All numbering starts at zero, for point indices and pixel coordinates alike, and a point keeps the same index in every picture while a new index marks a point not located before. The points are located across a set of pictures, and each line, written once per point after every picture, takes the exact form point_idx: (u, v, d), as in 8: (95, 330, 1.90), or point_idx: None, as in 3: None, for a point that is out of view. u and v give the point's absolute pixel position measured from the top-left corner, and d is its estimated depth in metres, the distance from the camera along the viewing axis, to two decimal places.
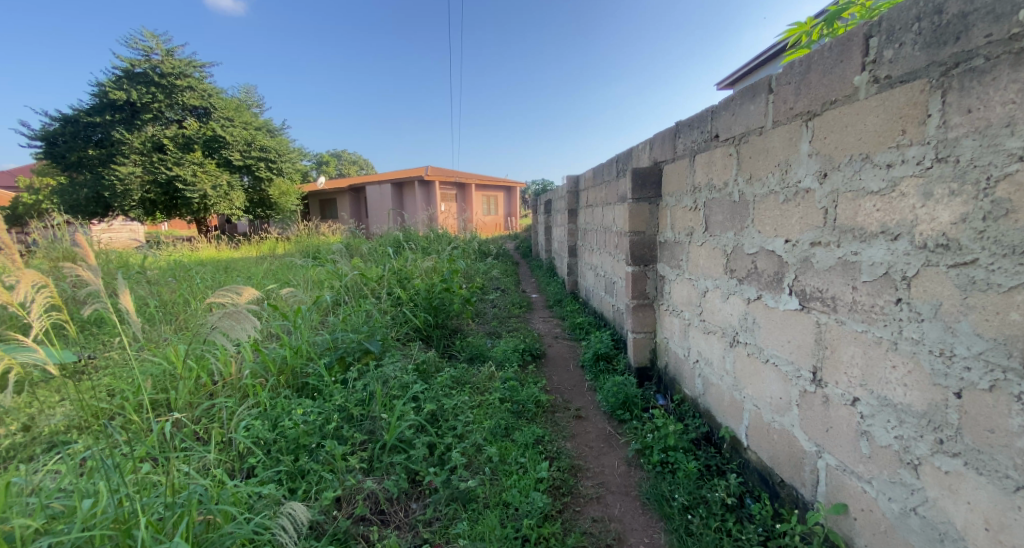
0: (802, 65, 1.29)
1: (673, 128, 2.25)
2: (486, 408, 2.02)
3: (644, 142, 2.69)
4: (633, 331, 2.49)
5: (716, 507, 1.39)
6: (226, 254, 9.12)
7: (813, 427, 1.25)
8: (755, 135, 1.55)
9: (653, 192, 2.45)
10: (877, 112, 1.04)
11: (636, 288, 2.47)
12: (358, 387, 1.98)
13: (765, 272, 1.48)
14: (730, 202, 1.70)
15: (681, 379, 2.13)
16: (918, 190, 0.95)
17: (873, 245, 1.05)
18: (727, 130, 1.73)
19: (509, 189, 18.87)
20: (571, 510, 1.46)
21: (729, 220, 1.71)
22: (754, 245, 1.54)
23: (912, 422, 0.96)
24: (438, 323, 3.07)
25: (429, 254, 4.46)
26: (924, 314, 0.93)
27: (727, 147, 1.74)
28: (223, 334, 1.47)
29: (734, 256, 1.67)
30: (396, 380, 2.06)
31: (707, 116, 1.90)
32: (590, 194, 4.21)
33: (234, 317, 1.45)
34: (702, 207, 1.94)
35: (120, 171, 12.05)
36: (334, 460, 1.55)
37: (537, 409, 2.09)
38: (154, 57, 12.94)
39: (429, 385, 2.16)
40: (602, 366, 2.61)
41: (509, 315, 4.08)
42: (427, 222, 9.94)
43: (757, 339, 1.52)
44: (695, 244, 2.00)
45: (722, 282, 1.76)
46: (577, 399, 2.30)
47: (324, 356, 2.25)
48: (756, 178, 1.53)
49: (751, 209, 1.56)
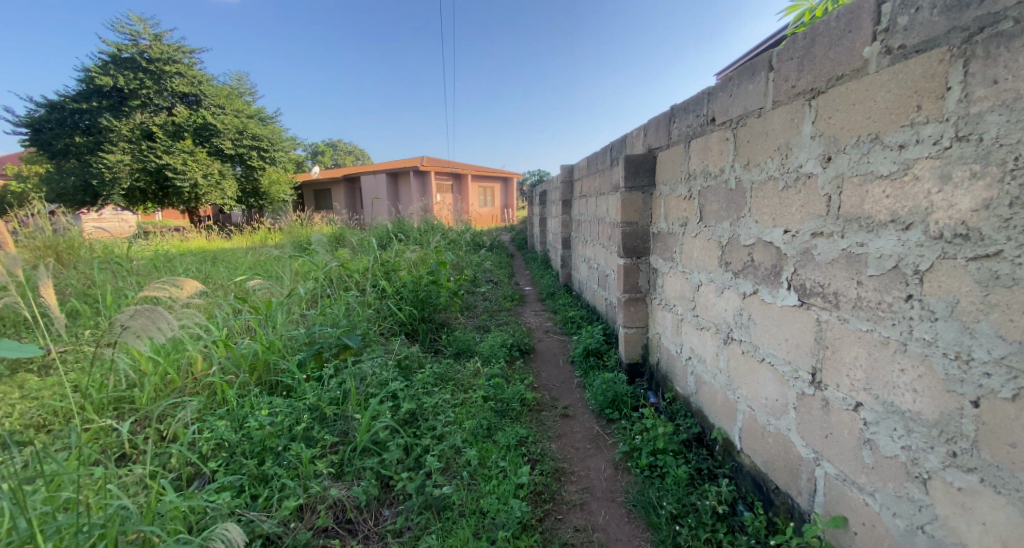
0: (805, 38, 1.18)
1: (668, 113, 2.14)
2: (468, 407, 1.92)
3: (638, 128, 2.57)
4: (624, 326, 2.39)
5: (707, 516, 1.30)
6: (215, 245, 8.99)
7: (810, 433, 1.16)
8: (753, 117, 1.44)
9: (646, 180, 2.34)
10: (889, 87, 0.93)
11: (628, 281, 2.38)
12: (332, 384, 1.88)
13: (762, 265, 1.38)
14: (726, 190, 1.60)
15: (673, 376, 2.04)
16: (934, 173, 0.85)
17: (880, 236, 0.95)
18: (724, 113, 1.62)
19: (506, 181, 18.67)
20: (553, 519, 1.38)
21: (725, 209, 1.61)
22: (751, 236, 1.43)
23: (921, 432, 0.87)
24: (424, 317, 2.98)
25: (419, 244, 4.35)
26: (939, 313, 0.83)
27: (723, 131, 1.63)
28: (137, 333, 1.37)
29: (730, 248, 1.57)
30: (374, 377, 1.97)
31: (703, 98, 1.78)
32: (584, 184, 4.09)
33: (148, 315, 1.33)
34: (696, 196, 1.84)
35: (108, 159, 11.82)
36: (301, 464, 1.45)
37: (521, 408, 2.00)
38: (141, 42, 12.65)
39: (410, 383, 2.06)
40: (592, 362, 2.52)
41: (501, 308, 3.99)
42: (420, 213, 9.80)
43: (752, 337, 1.42)
44: (690, 236, 1.89)
45: (717, 275, 1.66)
46: (565, 396, 2.21)
47: (300, 350, 2.15)
48: (754, 163, 1.42)
49: (748, 198, 1.45)
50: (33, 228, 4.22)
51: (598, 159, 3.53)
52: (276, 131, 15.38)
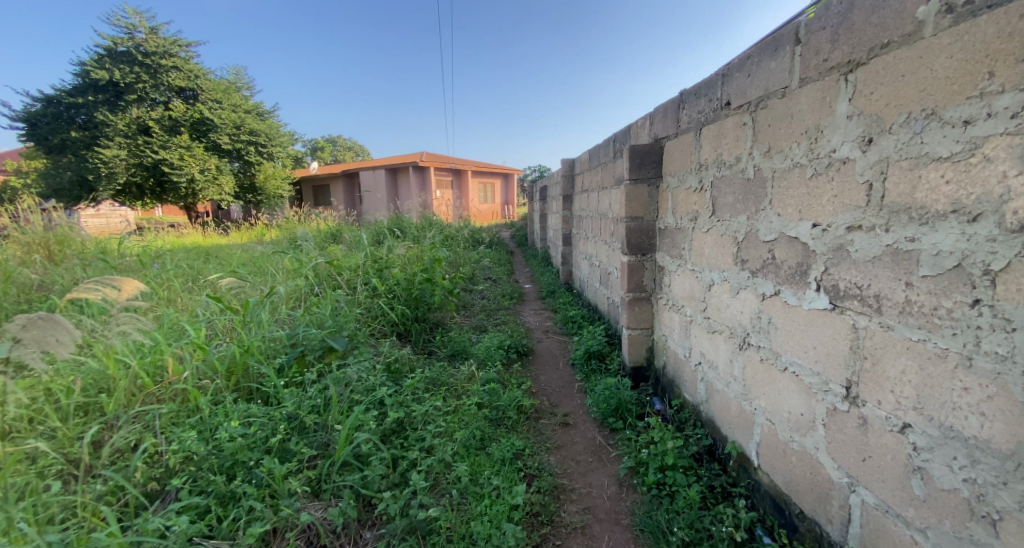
0: (841, 3, 1.03)
1: (676, 99, 1.99)
2: (460, 415, 1.79)
3: (644, 118, 2.42)
4: (628, 327, 2.25)
5: (723, 544, 1.16)
6: (211, 241, 8.86)
7: (844, 454, 1.02)
8: (776, 98, 1.29)
9: (653, 172, 2.19)
10: (951, 52, 0.78)
11: (632, 279, 2.23)
12: (313, 390, 1.75)
13: (785, 263, 1.24)
14: (743, 180, 1.45)
15: (682, 382, 1.90)
16: (1010, 153, 0.70)
17: (937, 229, 0.80)
18: (741, 95, 1.47)
19: (506, 177, 18.47)
20: (551, 545, 1.24)
21: (741, 202, 1.46)
22: (773, 231, 1.29)
23: (989, 463, 0.73)
24: (417, 317, 2.84)
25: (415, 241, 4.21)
26: (1016, 322, 0.69)
27: (740, 115, 1.49)
28: None
29: (747, 244, 1.43)
30: (360, 383, 1.84)
31: (717, 80, 1.63)
32: (586, 179, 3.95)
33: None
34: (708, 188, 1.69)
35: (104, 154, 11.68)
36: (274, 482, 1.32)
37: (518, 416, 1.86)
38: (137, 35, 12.49)
39: (399, 388, 1.92)
40: (594, 365, 2.38)
41: (499, 307, 3.85)
42: (419, 209, 9.66)
43: (773, 343, 1.28)
44: (701, 231, 1.75)
45: (732, 274, 1.52)
46: (565, 402, 2.07)
47: (282, 352, 2.02)
48: (777, 149, 1.28)
49: (769, 188, 1.31)
50: (21, 223, 4.11)
51: (600, 152, 3.38)
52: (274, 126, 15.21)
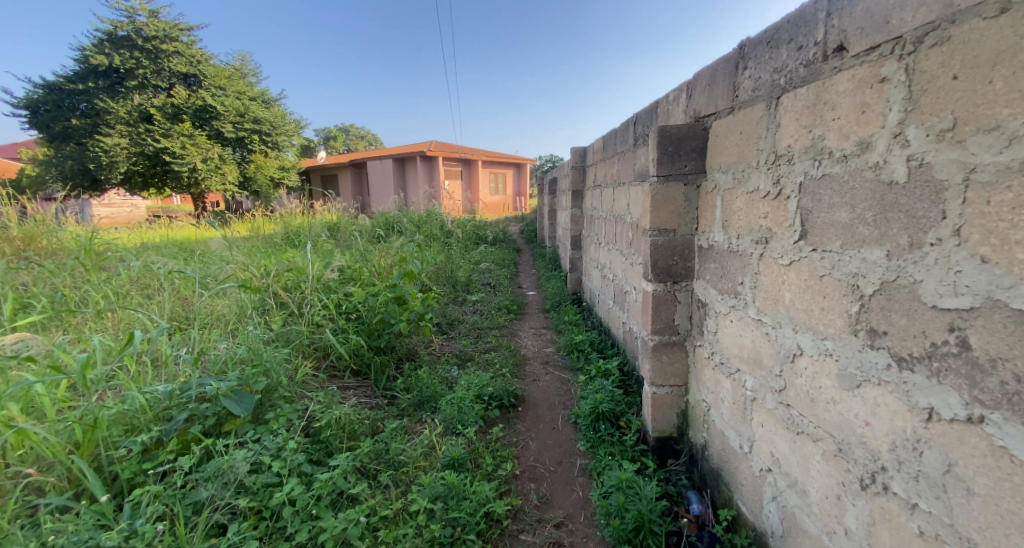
0: None
1: (732, 57, 1.32)
2: (396, 536, 1.19)
3: (677, 90, 1.76)
4: (651, 383, 1.62)
5: None
6: (204, 234, 8.43)
7: None
8: (977, 21, 0.64)
9: (691, 165, 1.54)
10: None
11: (658, 317, 1.59)
12: (179, 493, 1.18)
13: (1007, 365, 0.60)
14: (876, 185, 0.81)
15: (735, 484, 1.27)
16: None
17: None
18: (876, 28, 0.81)
19: (518, 167, 17.69)
20: None
21: (871, 224, 0.82)
22: (966, 292, 0.65)
23: None
24: (380, 348, 2.29)
25: (398, 245, 3.62)
26: None
27: (869, 66, 0.83)
28: None
29: (883, 303, 0.79)
30: (258, 480, 1.27)
31: (816, 12, 0.97)
32: (598, 173, 3.29)
33: None
34: (791, 193, 1.04)
35: (104, 143, 11.36)
36: None
37: (486, 535, 1.26)
38: (137, 19, 12.12)
39: (318, 479, 1.34)
40: (604, 428, 1.75)
41: (493, 324, 3.25)
42: (421, 201, 9.10)
43: (966, 517, 0.66)
44: (773, 262, 1.10)
45: (844, 349, 0.87)
46: (559, 497, 1.46)
47: (164, 417, 1.45)
48: (981, 126, 0.64)
49: (956, 205, 0.67)
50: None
51: (617, 141, 2.72)
52: (278, 114, 14.82)
